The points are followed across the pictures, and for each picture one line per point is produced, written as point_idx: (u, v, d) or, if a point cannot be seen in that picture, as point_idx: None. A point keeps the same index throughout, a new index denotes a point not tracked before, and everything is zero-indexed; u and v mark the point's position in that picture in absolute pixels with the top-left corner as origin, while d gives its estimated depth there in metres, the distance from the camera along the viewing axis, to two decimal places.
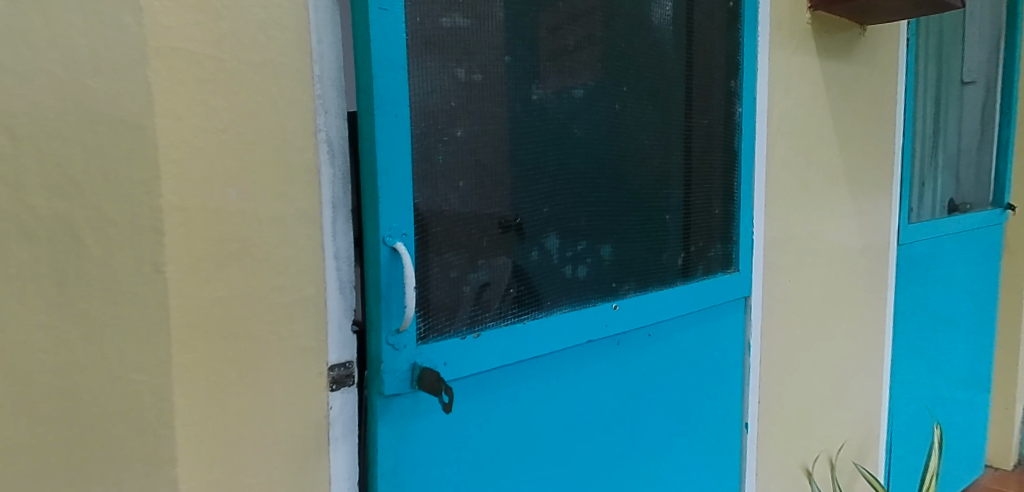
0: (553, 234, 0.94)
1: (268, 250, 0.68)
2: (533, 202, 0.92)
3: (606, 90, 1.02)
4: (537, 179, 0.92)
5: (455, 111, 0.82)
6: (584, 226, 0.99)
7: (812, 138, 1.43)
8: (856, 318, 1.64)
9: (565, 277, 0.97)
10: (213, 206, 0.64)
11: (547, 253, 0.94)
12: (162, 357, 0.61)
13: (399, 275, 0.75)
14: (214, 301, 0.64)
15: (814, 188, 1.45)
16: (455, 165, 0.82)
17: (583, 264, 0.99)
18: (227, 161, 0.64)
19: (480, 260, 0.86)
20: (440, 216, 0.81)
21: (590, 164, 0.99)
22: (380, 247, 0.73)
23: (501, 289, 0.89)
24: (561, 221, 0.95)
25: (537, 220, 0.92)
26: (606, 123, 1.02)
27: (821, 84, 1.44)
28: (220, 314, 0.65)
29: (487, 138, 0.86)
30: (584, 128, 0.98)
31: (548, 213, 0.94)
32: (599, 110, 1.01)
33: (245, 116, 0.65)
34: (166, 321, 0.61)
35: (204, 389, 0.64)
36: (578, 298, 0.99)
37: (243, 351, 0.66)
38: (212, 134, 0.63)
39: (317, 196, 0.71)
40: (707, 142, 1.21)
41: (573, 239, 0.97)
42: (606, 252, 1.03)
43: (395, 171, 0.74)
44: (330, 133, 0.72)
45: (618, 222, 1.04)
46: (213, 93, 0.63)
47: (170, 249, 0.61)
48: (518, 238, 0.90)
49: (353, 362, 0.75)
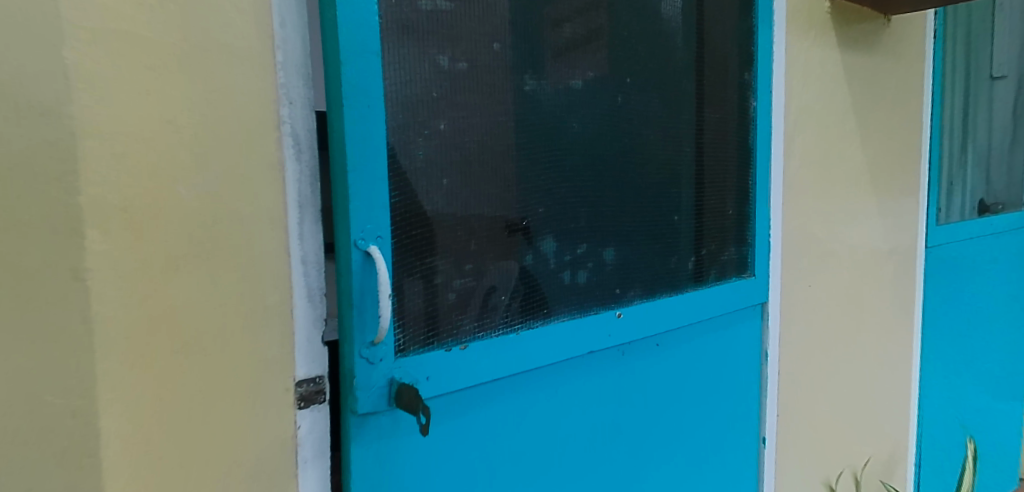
0: (550, 237, 0.87)
1: (225, 254, 0.62)
2: (528, 201, 0.84)
3: (608, 81, 0.94)
4: (532, 177, 0.84)
5: (437, 103, 0.75)
6: (584, 227, 0.91)
7: (833, 134, 1.34)
8: (881, 325, 1.54)
9: (563, 283, 0.89)
10: (161, 204, 0.58)
11: (542, 257, 0.86)
12: (85, 376, 0.55)
13: (374, 281, 0.68)
14: (159, 312, 0.58)
15: (835, 188, 1.36)
16: (437, 161, 0.75)
17: (584, 269, 0.92)
18: (175, 157, 0.58)
19: (467, 265, 0.79)
20: (422, 217, 0.74)
21: (591, 161, 0.92)
22: (351, 251, 0.67)
23: (492, 296, 0.81)
24: (558, 222, 0.88)
25: (532, 221, 0.85)
26: (608, 117, 0.94)
27: (844, 77, 1.35)
28: (168, 325, 0.59)
29: (474, 133, 0.79)
30: (583, 122, 0.91)
31: (544, 214, 0.86)
32: (600, 103, 0.93)
33: (193, 107, 0.59)
34: (90, 335, 0.55)
35: (141, 409, 0.57)
36: (578, 307, 0.91)
37: (196, 365, 0.60)
38: (158, 126, 0.58)
39: (282, 194, 0.65)
40: (719, 138, 1.14)
41: (572, 242, 0.90)
42: (608, 256, 0.95)
43: (369, 167, 0.67)
44: (295, 127, 0.66)
45: (622, 223, 0.97)
46: (154, 82, 0.57)
47: (93, 253, 0.55)
48: (510, 241, 0.83)
49: (324, 377, 0.69)
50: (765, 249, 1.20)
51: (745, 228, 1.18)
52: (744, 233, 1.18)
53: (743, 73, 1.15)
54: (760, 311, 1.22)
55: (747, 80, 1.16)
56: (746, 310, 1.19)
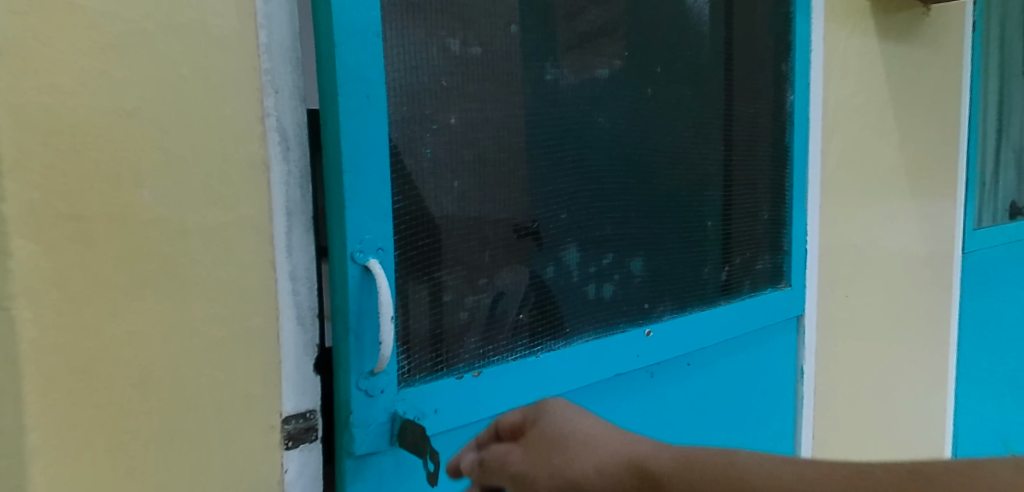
0: (573, 246, 0.78)
1: (198, 270, 0.53)
2: (549, 206, 0.75)
3: (637, 71, 0.84)
4: (553, 180, 0.75)
5: (447, 94, 0.65)
6: (610, 235, 0.82)
7: (874, 131, 1.23)
8: (919, 338, 1.44)
9: (587, 298, 0.80)
10: (120, 211, 0.49)
11: (564, 269, 0.77)
12: (13, 425, 0.46)
13: (374, 299, 0.59)
14: (115, 339, 0.49)
15: (877, 189, 1.26)
16: (447, 160, 0.66)
17: (610, 282, 0.82)
18: (133, 156, 0.49)
19: (480, 279, 0.69)
20: (430, 225, 0.64)
21: (618, 161, 0.82)
22: (347, 265, 0.57)
23: (509, 314, 0.72)
24: (582, 229, 0.78)
25: (553, 229, 0.75)
26: (637, 112, 0.84)
27: (885, 69, 1.25)
28: (128, 353, 0.50)
29: (489, 128, 0.69)
30: (610, 117, 0.81)
31: (567, 220, 0.77)
32: (628, 96, 0.83)
33: (156, 98, 0.50)
34: (19, 374, 0.46)
35: (86, 455, 0.49)
36: (603, 324, 0.82)
37: (160, 400, 0.51)
38: (115, 117, 0.49)
39: (266, 199, 0.56)
40: (753, 136, 1.04)
41: (597, 252, 0.80)
42: (637, 267, 0.85)
43: (367, 167, 0.58)
44: (285, 121, 0.57)
45: (651, 230, 0.87)
46: (110, 67, 0.48)
47: (20, 275, 0.46)
48: (529, 252, 0.73)
49: (315, 411, 0.59)
50: (801, 257, 1.10)
51: (780, 234, 1.08)
52: (779, 240, 1.08)
53: (780, 64, 1.05)
54: (796, 324, 1.12)
55: (784, 72, 1.06)
56: (780, 323, 1.09)
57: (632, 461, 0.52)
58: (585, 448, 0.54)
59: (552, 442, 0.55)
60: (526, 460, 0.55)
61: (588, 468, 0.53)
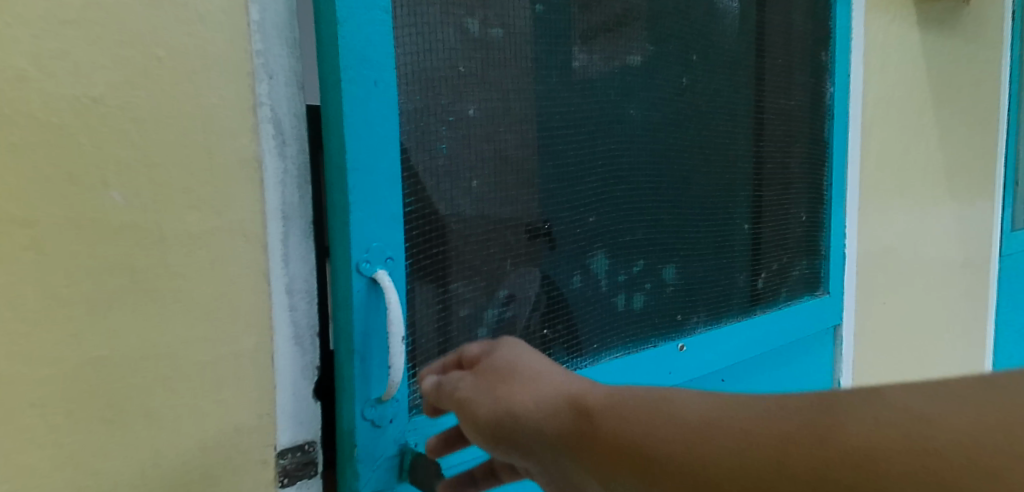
0: (601, 253, 0.70)
1: (179, 284, 0.46)
2: (576, 209, 0.67)
3: (673, 58, 0.76)
4: (581, 178, 0.67)
5: (465, 82, 0.58)
6: (641, 240, 0.74)
7: (914, 126, 1.15)
8: (956, 346, 1.36)
9: (616, 310, 0.72)
10: (85, 215, 0.42)
11: (592, 278, 0.69)
12: None
13: (382, 315, 0.52)
14: (80, 367, 0.43)
15: (917, 189, 1.18)
16: (464, 157, 0.58)
17: (640, 291, 0.75)
18: (100, 151, 0.42)
19: (500, 290, 0.62)
20: (444, 230, 0.57)
21: (650, 158, 0.74)
22: (351, 278, 0.50)
23: (531, 329, 0.65)
24: (611, 234, 0.71)
25: (580, 234, 0.68)
26: (671, 103, 0.76)
27: (927, 60, 1.16)
28: (94, 380, 0.43)
29: (510, 121, 0.61)
30: (642, 109, 0.73)
31: (595, 224, 0.69)
32: (662, 85, 0.75)
33: (130, 84, 0.43)
34: None
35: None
36: (633, 338, 0.74)
37: (134, 434, 0.45)
38: (78, 105, 0.41)
39: (259, 202, 0.49)
40: (792, 132, 0.96)
41: (626, 258, 0.73)
42: (668, 275, 0.78)
43: (375, 165, 0.50)
44: (280, 111, 0.50)
45: (684, 234, 0.80)
46: (74, 49, 0.41)
47: None
48: (554, 260, 0.66)
49: (314, 442, 0.53)
50: (839, 262, 1.02)
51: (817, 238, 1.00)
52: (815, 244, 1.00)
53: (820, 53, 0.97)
54: (832, 334, 1.05)
55: (824, 62, 0.98)
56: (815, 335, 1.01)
57: (568, 397, 0.44)
58: (531, 380, 0.47)
59: (501, 373, 0.49)
60: (475, 386, 0.48)
61: (528, 401, 0.45)
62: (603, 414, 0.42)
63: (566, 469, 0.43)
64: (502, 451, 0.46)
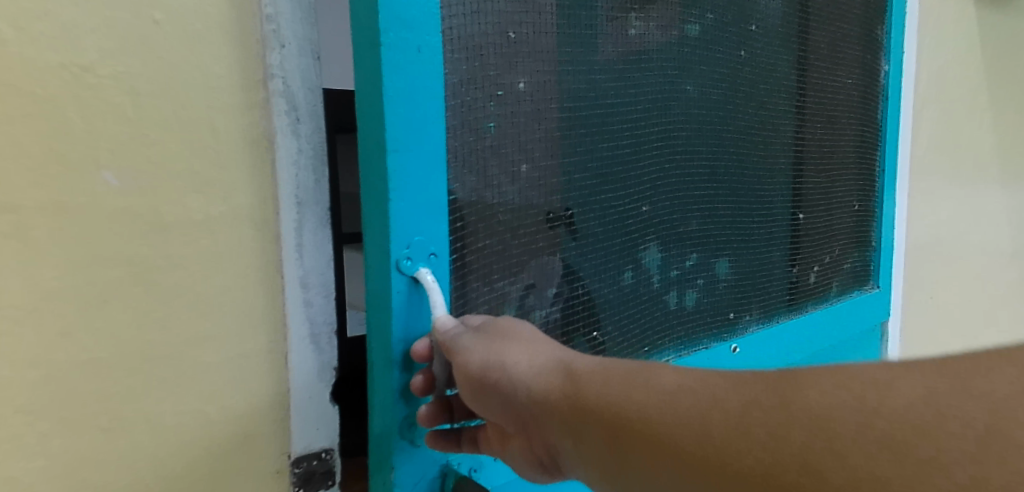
0: (654, 245, 0.65)
1: (180, 276, 0.41)
2: (628, 196, 0.62)
3: (731, 30, 0.70)
4: (633, 163, 0.62)
5: (513, 52, 0.52)
6: (695, 232, 0.69)
7: (966, 108, 1.08)
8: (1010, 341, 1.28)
9: (668, 308, 0.67)
10: (76, 198, 0.38)
11: (643, 273, 0.64)
12: None
13: (424, 317, 0.47)
14: (71, 368, 0.39)
15: (967, 175, 1.10)
16: (513, 136, 0.53)
17: (693, 288, 0.69)
18: (92, 126, 0.38)
19: (550, 288, 0.56)
20: (490, 219, 0.52)
21: (706, 142, 0.69)
22: (393, 277, 0.45)
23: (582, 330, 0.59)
24: (664, 225, 0.65)
25: (633, 225, 0.62)
26: (728, 81, 0.71)
27: (983, 37, 1.09)
28: (85, 381, 0.39)
29: (560, 97, 0.56)
30: (699, 86, 0.67)
31: (648, 213, 0.64)
32: (720, 60, 0.69)
33: (124, 53, 0.39)
34: None
35: None
36: (686, 339, 0.69)
37: (132, 441, 0.40)
38: (69, 77, 0.37)
39: (271, 186, 0.44)
40: (847, 114, 0.89)
41: (680, 252, 0.67)
42: (721, 270, 0.72)
43: (418, 148, 0.45)
44: (295, 85, 0.45)
45: (737, 225, 0.74)
46: (63, 14, 0.37)
47: None
48: (605, 252, 0.60)
49: (332, 449, 0.48)
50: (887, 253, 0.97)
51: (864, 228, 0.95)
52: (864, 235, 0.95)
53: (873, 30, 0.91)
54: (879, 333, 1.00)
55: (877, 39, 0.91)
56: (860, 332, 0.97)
57: (560, 363, 0.39)
58: (528, 340, 0.41)
59: (498, 332, 0.42)
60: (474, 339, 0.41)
61: (520, 358, 0.40)
62: (588, 377, 0.37)
63: (545, 432, 0.39)
64: (483, 405, 0.41)
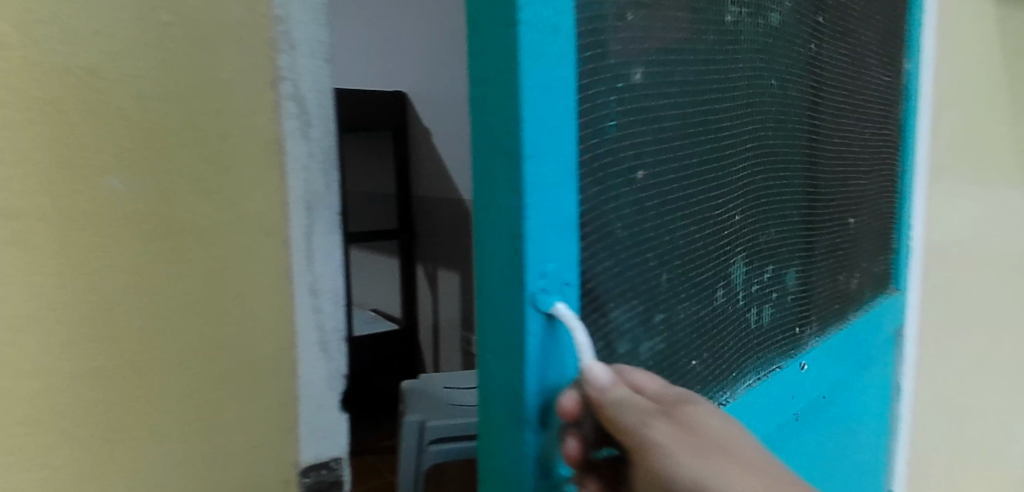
0: (741, 258, 0.58)
1: (190, 283, 0.41)
2: (724, 203, 0.54)
3: (803, 22, 0.65)
4: (728, 165, 0.54)
5: (632, 32, 0.43)
6: (771, 242, 0.63)
7: (988, 109, 1.06)
8: None
9: (749, 327, 0.60)
10: (82, 206, 0.37)
11: (732, 290, 0.57)
12: None
13: (561, 363, 0.37)
14: (78, 378, 0.38)
15: (990, 177, 1.08)
16: (632, 137, 0.43)
17: (768, 302, 0.63)
18: (100, 133, 0.38)
19: (658, 317, 0.48)
20: (610, 234, 0.42)
21: (780, 143, 0.63)
22: (528, 316, 0.35)
23: (683, 359, 0.51)
24: (749, 235, 0.59)
25: (727, 235, 0.55)
26: (798, 77, 0.65)
27: (1007, 36, 1.07)
28: (93, 390, 0.39)
29: (671, 88, 0.47)
30: (776, 79, 0.62)
31: (739, 222, 0.57)
32: (793, 53, 0.64)
33: (134, 60, 0.38)
34: None
35: None
36: (764, 360, 0.62)
37: (141, 449, 0.40)
38: (76, 84, 0.37)
39: (281, 191, 0.44)
40: (884, 112, 0.87)
41: (759, 263, 0.61)
42: (790, 281, 0.67)
43: (552, 152, 0.35)
44: (304, 88, 0.44)
45: (803, 232, 0.69)
46: (72, 20, 0.36)
47: None
48: (707, 269, 0.52)
49: (341, 458, 0.48)
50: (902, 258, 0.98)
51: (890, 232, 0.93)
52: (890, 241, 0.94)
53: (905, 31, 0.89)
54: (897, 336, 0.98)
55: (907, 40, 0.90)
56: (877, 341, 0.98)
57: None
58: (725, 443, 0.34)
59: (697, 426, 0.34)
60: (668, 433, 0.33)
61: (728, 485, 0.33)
62: None
63: None
64: None
